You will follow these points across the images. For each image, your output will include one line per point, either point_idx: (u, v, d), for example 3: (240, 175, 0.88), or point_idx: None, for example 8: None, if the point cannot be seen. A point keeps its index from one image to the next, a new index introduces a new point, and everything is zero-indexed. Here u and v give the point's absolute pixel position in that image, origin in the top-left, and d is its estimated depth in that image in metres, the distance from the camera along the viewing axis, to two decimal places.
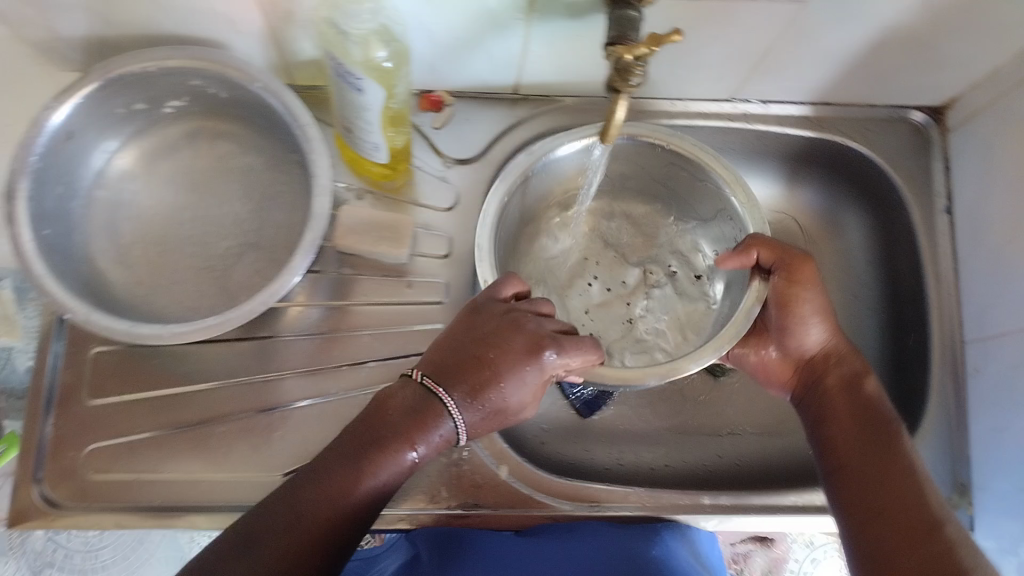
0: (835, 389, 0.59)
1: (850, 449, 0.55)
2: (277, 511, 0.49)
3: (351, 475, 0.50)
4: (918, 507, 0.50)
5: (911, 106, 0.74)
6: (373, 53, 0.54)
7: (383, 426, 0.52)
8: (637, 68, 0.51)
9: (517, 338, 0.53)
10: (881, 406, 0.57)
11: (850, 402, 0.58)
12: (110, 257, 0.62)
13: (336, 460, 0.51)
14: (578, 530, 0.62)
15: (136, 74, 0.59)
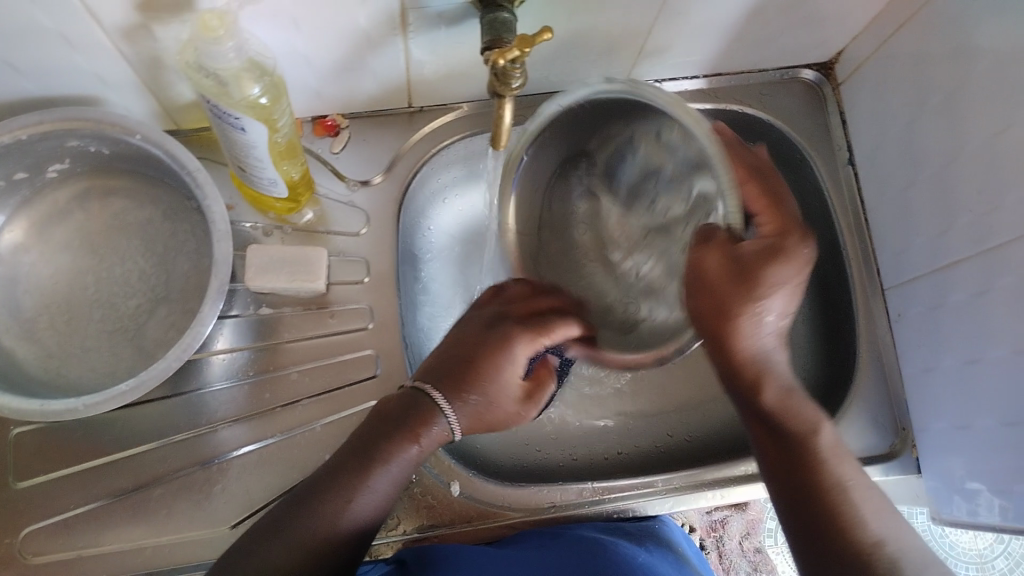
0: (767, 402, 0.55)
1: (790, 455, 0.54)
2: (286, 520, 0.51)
3: (350, 482, 0.52)
4: (852, 528, 0.50)
5: (801, 66, 0.77)
6: (248, 91, 0.52)
7: (383, 428, 0.54)
8: (515, 71, 0.49)
9: (507, 325, 0.56)
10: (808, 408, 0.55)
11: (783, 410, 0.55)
12: (15, 335, 0.60)
13: (336, 469, 0.53)
14: (562, 537, 0.60)
15: (8, 144, 0.56)
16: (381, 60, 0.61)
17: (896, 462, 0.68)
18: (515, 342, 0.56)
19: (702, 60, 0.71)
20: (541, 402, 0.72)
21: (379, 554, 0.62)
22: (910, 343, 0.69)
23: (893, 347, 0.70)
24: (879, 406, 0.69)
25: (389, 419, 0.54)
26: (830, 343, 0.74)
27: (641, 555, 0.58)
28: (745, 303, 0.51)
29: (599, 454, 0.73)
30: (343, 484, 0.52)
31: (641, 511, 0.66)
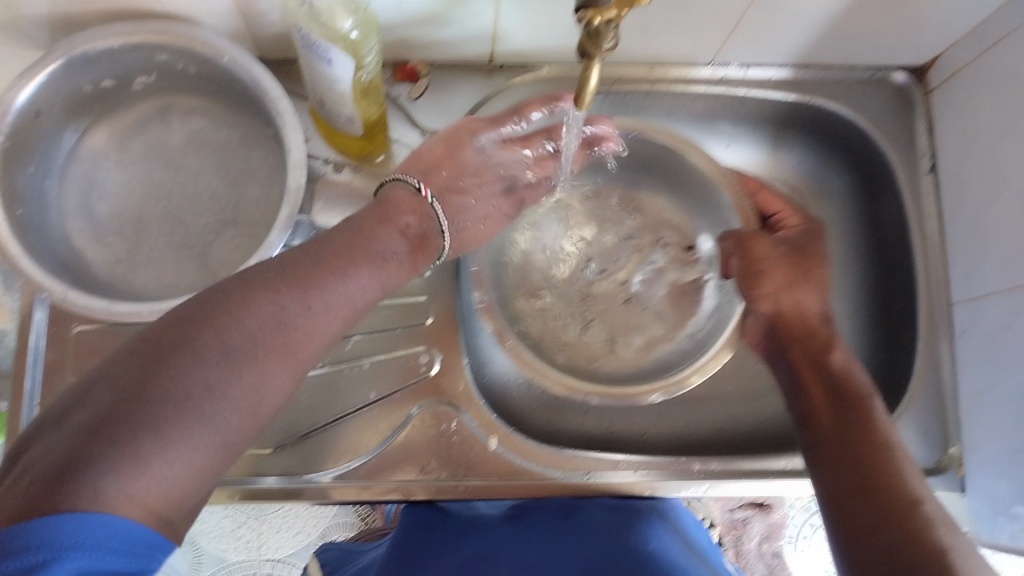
0: (802, 361, 0.58)
1: (827, 421, 0.53)
2: (221, 342, 0.42)
3: (278, 326, 0.45)
4: (902, 476, 0.48)
5: (893, 67, 0.74)
6: (339, 23, 0.52)
7: (331, 260, 0.50)
8: (608, 32, 0.48)
9: (466, 152, 0.62)
10: (851, 378, 0.55)
11: (820, 377, 0.56)
12: (87, 237, 0.62)
13: (257, 291, 0.45)
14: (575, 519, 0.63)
15: (100, 51, 0.58)
16: (471, 11, 0.61)
17: (940, 478, 0.67)
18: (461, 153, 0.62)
19: (792, 49, 0.69)
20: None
21: (410, 495, 0.63)
22: (971, 361, 0.67)
23: (952, 364, 0.69)
24: (930, 421, 0.68)
25: (309, 253, 0.50)
26: (887, 353, 0.73)
27: (655, 543, 0.61)
28: (807, 285, 0.60)
29: (636, 430, 0.73)
30: (288, 329, 0.46)
31: (671, 491, 0.66)
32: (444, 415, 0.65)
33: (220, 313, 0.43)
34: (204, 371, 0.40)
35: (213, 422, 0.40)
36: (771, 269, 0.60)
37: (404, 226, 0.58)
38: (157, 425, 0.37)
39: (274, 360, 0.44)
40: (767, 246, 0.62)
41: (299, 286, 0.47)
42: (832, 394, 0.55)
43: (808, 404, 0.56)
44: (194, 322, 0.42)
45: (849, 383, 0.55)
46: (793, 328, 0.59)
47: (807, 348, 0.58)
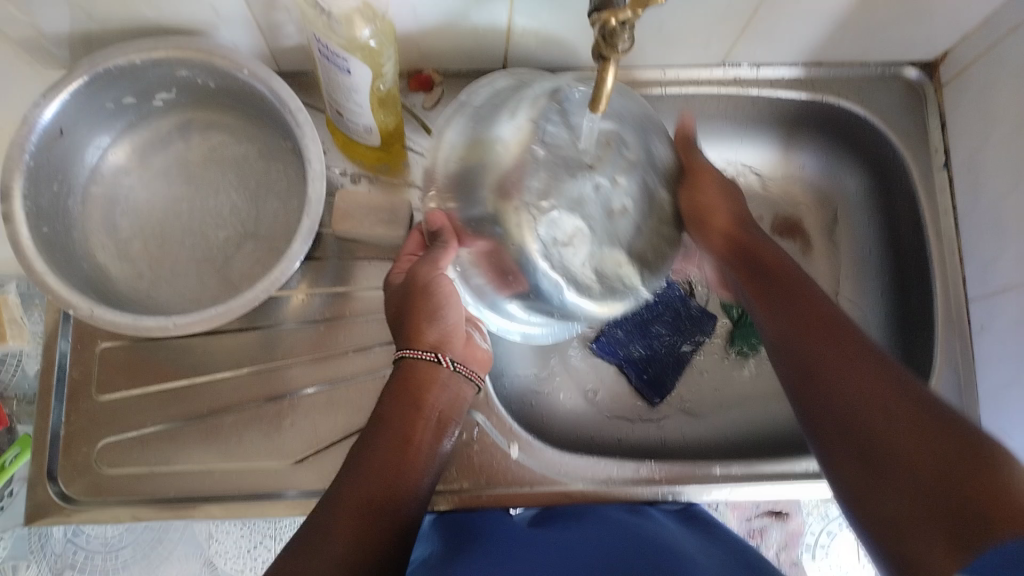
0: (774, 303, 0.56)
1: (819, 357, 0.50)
2: (349, 491, 0.51)
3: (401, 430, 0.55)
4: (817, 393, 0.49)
5: (904, 63, 0.75)
6: (358, 33, 0.53)
7: (406, 326, 0.58)
8: (624, 33, 0.48)
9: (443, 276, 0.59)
10: (820, 312, 0.53)
11: (799, 318, 0.54)
12: (109, 253, 0.62)
13: (367, 444, 0.54)
14: (587, 518, 0.61)
15: (121, 67, 0.59)
16: (487, 16, 0.61)
17: None
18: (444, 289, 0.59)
19: (804, 47, 0.70)
20: (660, 389, 0.74)
21: (433, 505, 0.63)
22: (990, 355, 0.67)
23: (972, 359, 0.69)
24: None
25: (397, 378, 0.57)
26: (905, 350, 0.73)
27: (669, 539, 0.58)
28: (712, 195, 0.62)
29: (655, 436, 0.73)
30: (393, 441, 0.54)
31: (696, 497, 0.66)
32: (465, 424, 0.65)
33: (343, 497, 0.51)
34: (344, 520, 0.49)
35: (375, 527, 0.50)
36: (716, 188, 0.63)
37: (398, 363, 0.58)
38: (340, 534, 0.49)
39: (367, 499, 0.51)
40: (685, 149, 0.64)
41: (401, 430, 0.55)
42: (782, 294, 0.56)
43: (775, 330, 0.55)
44: (338, 479, 0.52)
45: (785, 281, 0.57)
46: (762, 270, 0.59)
47: (761, 284, 0.58)
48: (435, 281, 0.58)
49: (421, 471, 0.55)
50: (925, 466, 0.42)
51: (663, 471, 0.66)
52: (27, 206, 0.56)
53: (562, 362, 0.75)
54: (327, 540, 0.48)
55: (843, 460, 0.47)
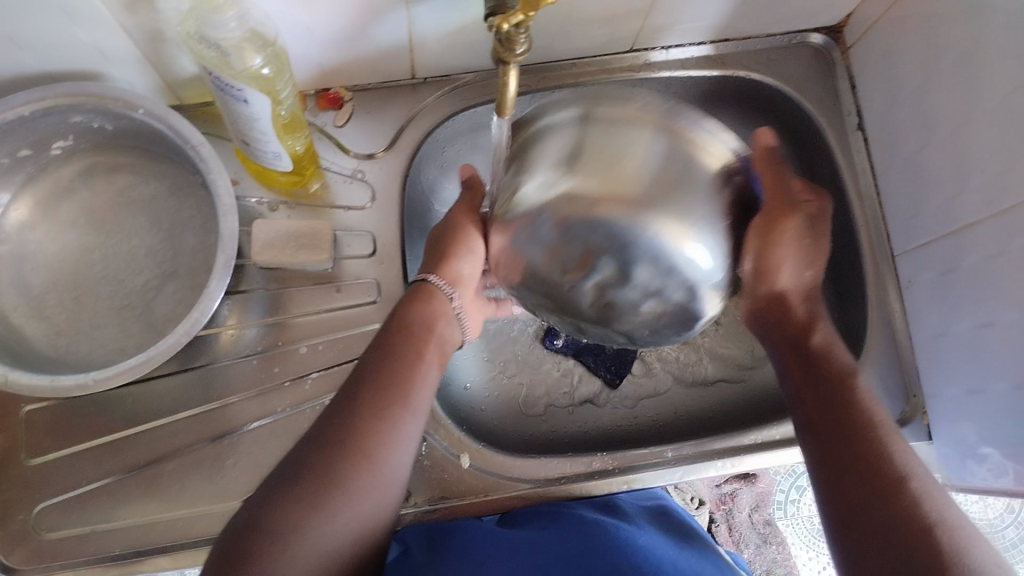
0: (789, 346, 0.57)
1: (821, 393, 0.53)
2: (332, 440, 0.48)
3: (396, 378, 0.52)
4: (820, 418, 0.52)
5: (809, 30, 0.75)
6: (250, 62, 0.51)
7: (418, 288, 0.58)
8: (520, 36, 0.48)
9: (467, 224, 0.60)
10: (834, 359, 0.55)
11: (806, 357, 0.56)
12: (23, 312, 0.60)
13: (350, 394, 0.51)
14: (562, 520, 0.59)
15: (10, 120, 0.56)
16: (385, 28, 0.60)
17: (908, 429, 0.68)
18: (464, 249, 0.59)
19: (708, 26, 0.70)
20: (620, 369, 0.75)
21: None
22: (922, 310, 0.68)
23: (905, 314, 0.70)
24: (892, 374, 0.69)
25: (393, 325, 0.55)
26: (841, 313, 0.74)
27: (641, 538, 0.58)
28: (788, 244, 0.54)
29: (607, 424, 0.73)
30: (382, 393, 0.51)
31: (651, 484, 0.65)
32: None
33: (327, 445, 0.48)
34: (328, 469, 0.47)
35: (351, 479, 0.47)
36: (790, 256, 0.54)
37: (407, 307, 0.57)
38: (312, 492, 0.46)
39: (348, 448, 0.48)
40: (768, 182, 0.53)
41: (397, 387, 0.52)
42: (815, 379, 0.55)
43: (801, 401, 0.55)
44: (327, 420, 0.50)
45: (829, 363, 0.55)
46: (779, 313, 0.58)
47: (794, 331, 0.57)
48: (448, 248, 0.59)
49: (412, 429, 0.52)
50: (888, 520, 0.45)
51: (617, 460, 0.66)
52: None
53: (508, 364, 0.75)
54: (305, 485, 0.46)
55: (836, 512, 0.48)
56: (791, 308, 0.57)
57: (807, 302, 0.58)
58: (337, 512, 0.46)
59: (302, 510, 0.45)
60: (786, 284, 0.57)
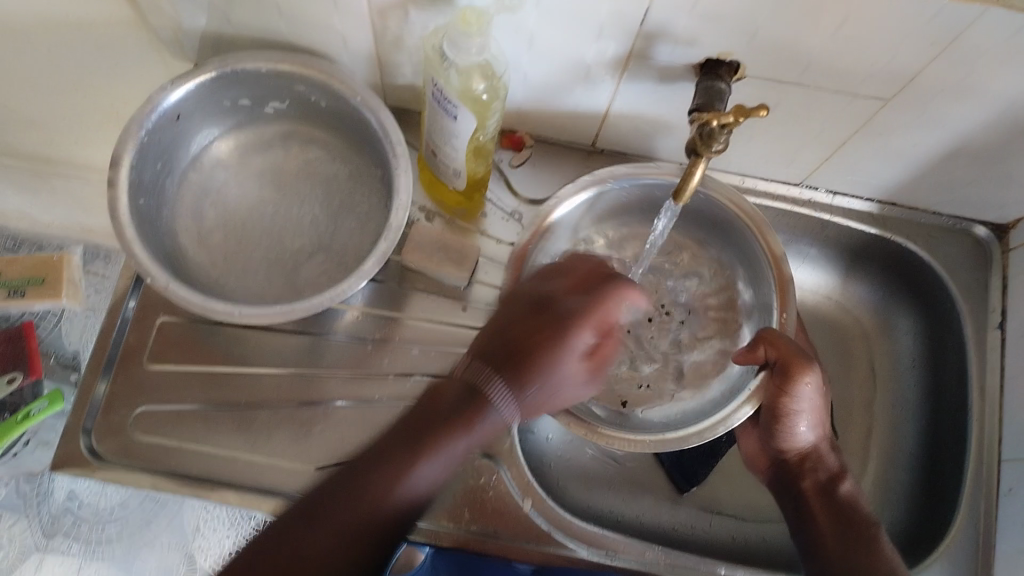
0: (812, 495, 0.62)
1: (837, 539, 0.59)
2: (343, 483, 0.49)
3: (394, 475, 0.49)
4: (842, 561, 0.58)
5: (976, 220, 0.76)
6: (473, 85, 0.56)
7: (440, 406, 0.50)
8: (722, 134, 0.51)
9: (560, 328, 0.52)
10: (858, 508, 0.61)
11: (827, 507, 0.62)
12: (192, 236, 0.66)
13: (366, 470, 0.49)
14: None
15: (248, 72, 0.63)
16: (588, 95, 0.65)
17: None
18: (567, 338, 0.52)
19: (880, 185, 0.72)
20: (692, 477, 0.74)
21: (437, 540, 0.64)
22: (1013, 525, 0.66)
23: (992, 523, 0.68)
24: None
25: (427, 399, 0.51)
26: (926, 499, 0.73)
27: None
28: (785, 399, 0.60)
29: (663, 524, 0.74)
30: (384, 464, 0.49)
31: None
32: (484, 469, 0.66)
33: (334, 501, 0.49)
34: (320, 516, 0.48)
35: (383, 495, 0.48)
36: (803, 416, 0.61)
37: (441, 390, 0.51)
38: (312, 519, 0.48)
39: (349, 482, 0.49)
40: (777, 350, 0.59)
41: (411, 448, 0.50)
42: (842, 529, 0.60)
43: (820, 543, 0.60)
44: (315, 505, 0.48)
45: (856, 514, 0.61)
46: (798, 466, 0.64)
47: (818, 481, 0.63)
48: (556, 335, 0.51)
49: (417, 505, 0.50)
50: None
51: (667, 558, 0.66)
52: (131, 176, 0.61)
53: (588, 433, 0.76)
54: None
55: None
56: (810, 475, 0.63)
57: (826, 457, 0.64)
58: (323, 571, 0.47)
59: None
60: (807, 445, 0.63)
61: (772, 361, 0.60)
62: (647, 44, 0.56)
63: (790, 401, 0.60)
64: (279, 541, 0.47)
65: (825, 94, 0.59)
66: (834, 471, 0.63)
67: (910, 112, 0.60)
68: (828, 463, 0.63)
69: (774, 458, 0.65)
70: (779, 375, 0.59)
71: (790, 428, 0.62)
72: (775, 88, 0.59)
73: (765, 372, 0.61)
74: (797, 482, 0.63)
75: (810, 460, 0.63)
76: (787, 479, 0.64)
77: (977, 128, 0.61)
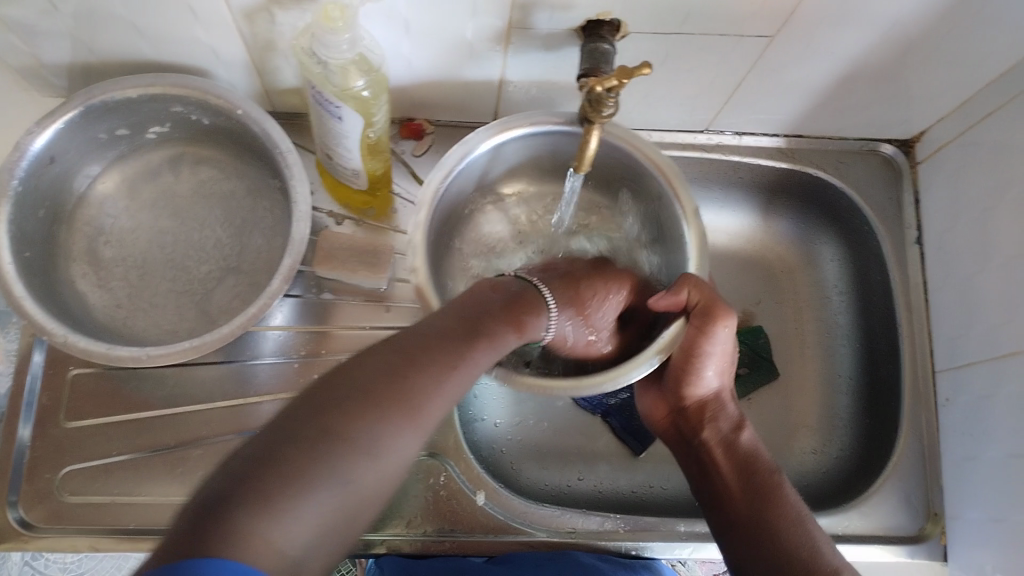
0: (710, 444, 0.62)
1: (741, 493, 0.58)
2: (343, 421, 0.35)
3: (424, 379, 0.40)
4: (734, 500, 0.58)
5: (881, 139, 0.77)
6: (352, 82, 0.54)
7: (479, 307, 0.47)
8: (608, 101, 0.50)
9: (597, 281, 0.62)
10: (759, 457, 0.60)
11: (729, 456, 0.60)
12: (90, 280, 0.63)
13: (382, 355, 0.40)
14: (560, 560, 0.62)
15: (117, 100, 0.60)
16: (478, 73, 0.63)
17: (924, 546, 0.67)
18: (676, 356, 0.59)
19: (784, 119, 0.72)
20: (643, 437, 0.74)
21: (397, 549, 0.63)
22: (956, 431, 0.68)
23: (936, 433, 0.70)
24: (913, 488, 0.69)
25: (415, 335, 0.43)
26: (874, 420, 0.74)
27: None
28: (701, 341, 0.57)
29: (623, 489, 0.74)
30: (403, 383, 0.39)
31: (658, 553, 0.66)
32: (433, 469, 0.65)
33: (337, 415, 0.36)
34: (335, 448, 0.34)
35: (396, 435, 0.37)
36: (708, 363, 0.60)
37: (460, 301, 0.48)
38: (310, 454, 0.34)
39: (393, 400, 0.38)
40: (697, 295, 0.56)
41: (421, 376, 0.40)
42: (743, 476, 0.59)
43: (719, 490, 0.59)
44: (308, 410, 0.36)
45: (756, 462, 0.60)
46: (696, 412, 0.63)
47: (716, 430, 0.62)
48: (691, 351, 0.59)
49: (419, 441, 0.39)
50: None
51: (628, 525, 0.66)
52: (11, 231, 0.57)
53: (537, 412, 0.75)
54: (258, 518, 0.31)
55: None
56: (708, 425, 0.62)
57: (730, 402, 0.63)
58: (338, 498, 0.34)
59: (290, 499, 0.32)
60: (711, 389, 0.62)
61: (692, 306, 0.57)
62: (525, 14, 0.54)
63: (705, 346, 0.57)
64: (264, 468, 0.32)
65: (713, 39, 0.58)
66: (735, 423, 0.62)
67: (799, 43, 0.59)
68: (727, 412, 0.62)
69: (673, 408, 0.64)
70: (699, 323, 0.56)
71: (696, 374, 0.61)
72: (662, 38, 0.58)
73: (679, 319, 0.57)
74: (698, 434, 0.62)
75: (710, 409, 0.62)
76: (686, 429, 0.64)
77: (866, 50, 0.61)
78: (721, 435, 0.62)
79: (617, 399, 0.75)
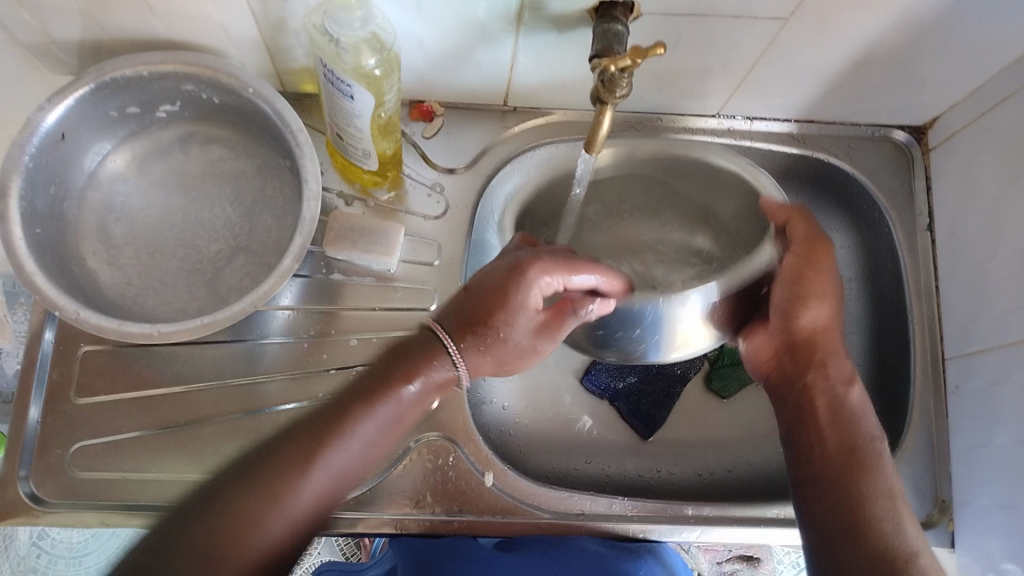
0: (815, 392, 0.60)
1: (836, 454, 0.57)
2: (188, 542, 0.46)
3: (287, 472, 0.48)
4: (830, 460, 0.57)
5: (893, 125, 0.76)
6: (363, 61, 0.54)
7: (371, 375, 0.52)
8: (621, 80, 0.50)
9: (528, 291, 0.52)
10: (863, 420, 0.59)
11: (830, 410, 0.59)
12: (100, 258, 0.63)
13: (251, 458, 0.49)
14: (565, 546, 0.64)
15: (129, 77, 0.60)
16: (489, 54, 0.63)
17: (930, 532, 0.67)
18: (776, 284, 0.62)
19: (795, 104, 0.72)
20: (651, 422, 0.74)
21: (405, 529, 0.63)
22: (965, 418, 0.68)
23: (945, 420, 0.70)
24: (921, 475, 0.69)
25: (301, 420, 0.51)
26: (882, 407, 0.74)
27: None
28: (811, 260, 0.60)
29: (630, 474, 0.74)
30: (264, 485, 0.48)
31: (664, 536, 0.66)
32: (442, 450, 0.65)
33: (202, 518, 0.47)
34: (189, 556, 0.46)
35: (250, 532, 0.47)
36: (817, 292, 0.60)
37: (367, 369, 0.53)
38: (210, 530, 0.46)
39: (248, 494, 0.47)
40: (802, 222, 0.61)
41: (278, 472, 0.48)
42: (844, 441, 0.57)
43: (814, 444, 0.58)
44: (175, 525, 0.47)
45: (860, 419, 0.59)
46: (808, 353, 0.61)
47: (824, 378, 0.60)
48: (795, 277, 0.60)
49: (290, 517, 0.48)
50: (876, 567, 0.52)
51: (635, 508, 0.66)
52: (22, 207, 0.57)
53: (544, 396, 0.75)
54: None
55: (820, 537, 0.55)
56: (817, 370, 0.60)
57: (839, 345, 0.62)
58: None
59: None
60: (818, 326, 0.61)
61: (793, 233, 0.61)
62: None
63: (811, 269, 0.60)
64: (162, 552, 0.46)
65: (726, 21, 0.58)
66: (846, 372, 0.61)
67: (811, 26, 0.59)
68: (839, 360, 0.61)
69: (782, 345, 0.62)
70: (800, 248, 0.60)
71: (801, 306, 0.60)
72: (675, 19, 0.57)
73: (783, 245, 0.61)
74: (801, 376, 0.60)
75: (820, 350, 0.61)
76: (791, 369, 0.61)
77: (880, 34, 0.60)
78: (825, 384, 0.60)
79: (624, 384, 0.75)
